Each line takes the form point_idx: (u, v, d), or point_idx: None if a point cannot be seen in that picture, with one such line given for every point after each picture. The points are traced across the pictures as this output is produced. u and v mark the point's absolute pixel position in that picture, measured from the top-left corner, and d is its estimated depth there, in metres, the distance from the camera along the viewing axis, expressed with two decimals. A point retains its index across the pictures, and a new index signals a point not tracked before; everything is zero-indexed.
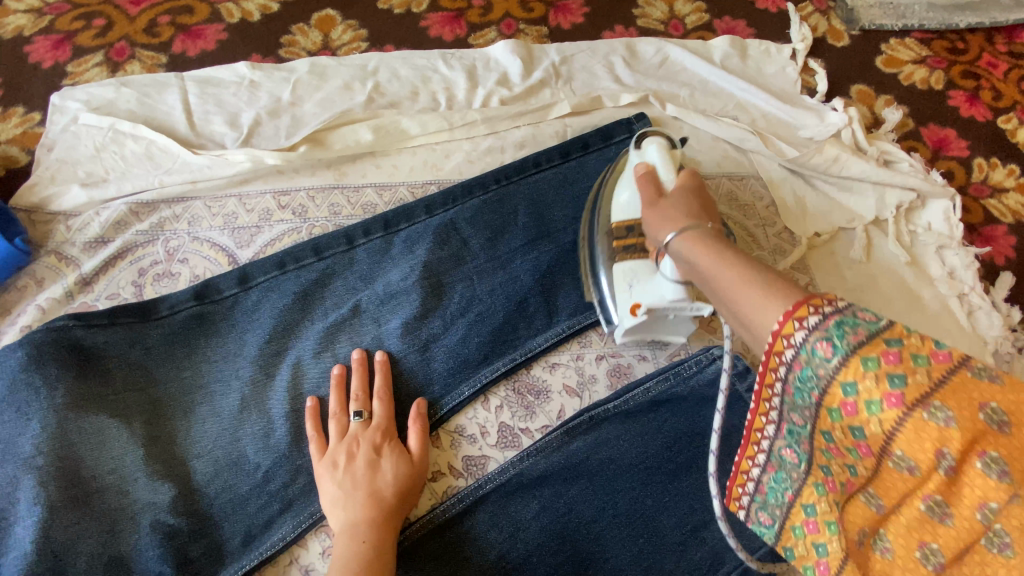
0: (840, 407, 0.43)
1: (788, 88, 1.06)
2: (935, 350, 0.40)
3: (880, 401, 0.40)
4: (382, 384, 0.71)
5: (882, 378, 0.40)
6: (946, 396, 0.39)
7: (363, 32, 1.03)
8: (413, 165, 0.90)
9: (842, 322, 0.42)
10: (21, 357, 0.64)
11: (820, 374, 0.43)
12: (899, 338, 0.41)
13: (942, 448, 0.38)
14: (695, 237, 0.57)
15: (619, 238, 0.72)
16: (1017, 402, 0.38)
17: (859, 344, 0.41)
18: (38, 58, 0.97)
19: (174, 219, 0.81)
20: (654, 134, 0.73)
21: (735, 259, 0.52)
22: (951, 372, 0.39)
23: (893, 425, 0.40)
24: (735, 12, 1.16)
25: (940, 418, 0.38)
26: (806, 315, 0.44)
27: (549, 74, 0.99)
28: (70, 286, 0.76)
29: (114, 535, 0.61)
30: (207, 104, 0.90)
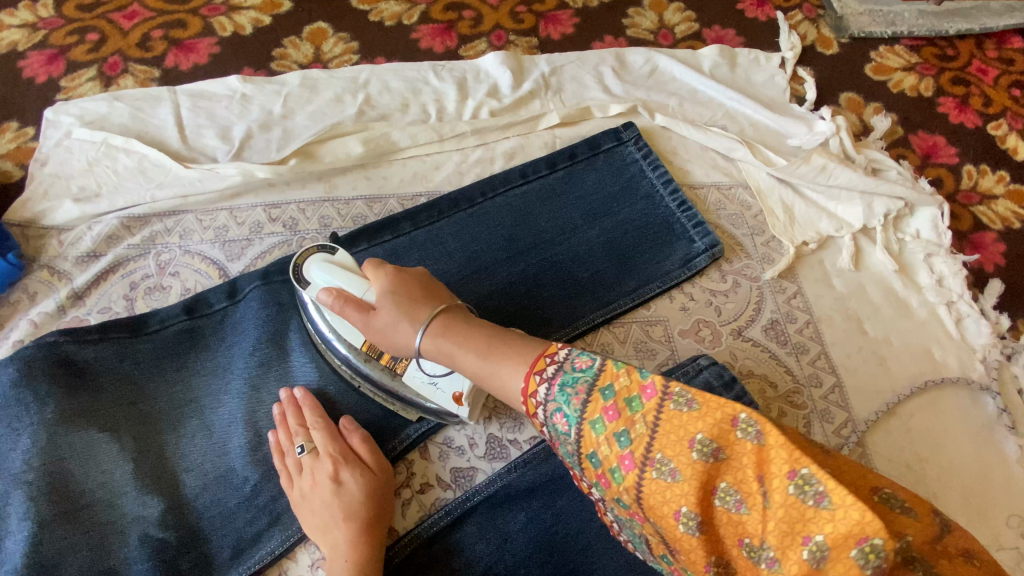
0: (603, 480, 0.49)
1: (777, 97, 1.07)
2: (642, 387, 0.46)
3: (619, 466, 0.46)
4: (319, 412, 0.69)
5: (613, 440, 0.46)
6: (660, 446, 0.43)
7: (354, 45, 1.04)
8: (402, 177, 0.91)
9: (563, 386, 0.50)
10: (12, 373, 0.64)
11: (572, 448, 0.50)
12: (610, 387, 0.47)
13: (681, 506, 0.42)
14: (439, 328, 0.57)
15: (380, 355, 0.67)
16: (724, 425, 0.41)
17: (580, 409, 0.48)
18: (32, 73, 0.98)
19: (166, 233, 0.82)
20: (313, 252, 0.68)
21: (467, 350, 0.56)
22: (658, 409, 0.44)
23: (634, 487, 0.45)
24: (725, 21, 1.17)
25: (666, 472, 0.43)
26: (544, 367, 0.52)
27: (539, 85, 1.00)
28: (62, 300, 0.77)
29: (104, 549, 0.61)
30: (199, 118, 0.91)
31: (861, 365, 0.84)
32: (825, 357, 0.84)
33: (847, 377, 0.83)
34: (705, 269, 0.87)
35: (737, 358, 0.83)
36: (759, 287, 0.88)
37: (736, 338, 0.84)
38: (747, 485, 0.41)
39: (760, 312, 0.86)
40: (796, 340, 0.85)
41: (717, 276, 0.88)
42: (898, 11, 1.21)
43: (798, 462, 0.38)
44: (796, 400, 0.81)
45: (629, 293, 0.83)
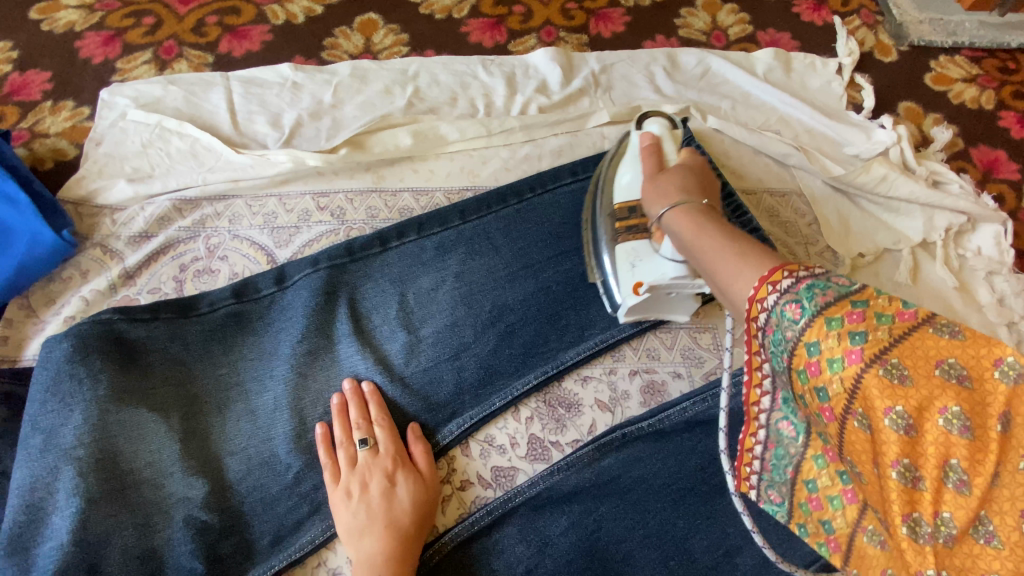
0: (806, 368, 0.43)
1: (833, 104, 1.04)
2: (900, 309, 0.40)
3: (841, 359, 0.40)
4: (380, 410, 0.70)
5: (844, 336, 0.40)
6: (901, 353, 0.39)
7: (404, 37, 1.03)
8: (449, 171, 0.90)
9: (812, 286, 0.43)
10: (66, 348, 0.65)
11: (789, 336, 0.44)
12: (865, 299, 0.41)
13: (896, 406, 0.38)
14: (685, 210, 0.61)
15: (622, 219, 0.75)
16: (978, 360, 0.36)
17: (825, 304, 0.42)
18: (88, 53, 0.99)
19: (216, 217, 0.83)
20: (656, 114, 0.80)
21: (718, 229, 0.56)
22: (912, 330, 0.39)
23: (853, 382, 0.40)
24: (779, 25, 1.14)
25: (895, 374, 0.38)
26: (780, 278, 0.45)
27: (589, 82, 0.98)
28: (114, 279, 0.78)
29: (148, 530, 0.61)
30: (251, 104, 0.91)
31: None
32: None
33: None
34: None
35: None
36: None
37: None
38: (982, 416, 0.36)
39: None
40: None
41: None
42: (960, 21, 1.17)
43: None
44: None
45: None
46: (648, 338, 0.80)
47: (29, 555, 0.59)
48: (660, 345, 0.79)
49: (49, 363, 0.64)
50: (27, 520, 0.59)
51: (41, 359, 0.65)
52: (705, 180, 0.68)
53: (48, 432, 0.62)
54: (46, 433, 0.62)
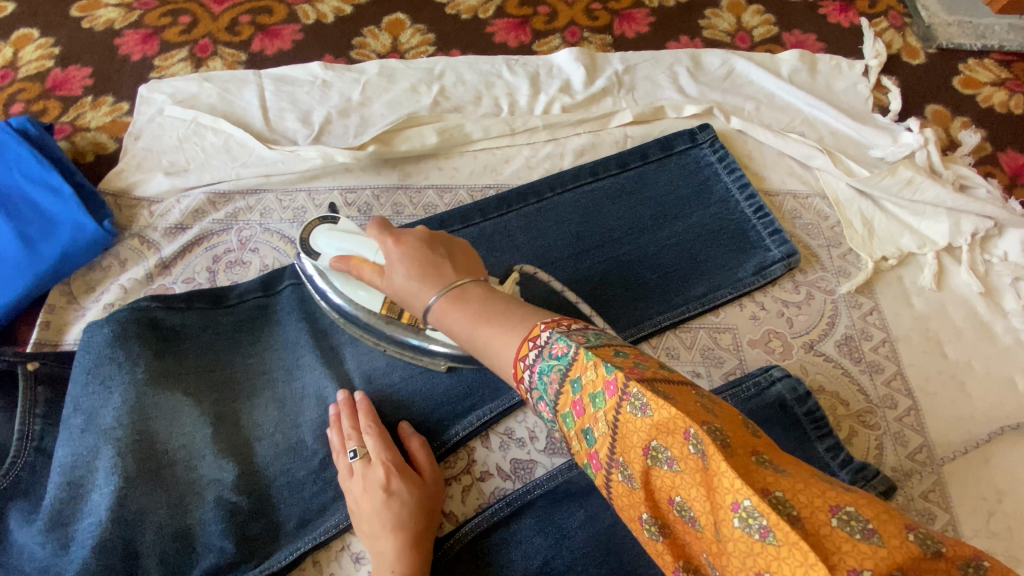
0: (586, 464, 0.44)
1: (859, 106, 1.03)
2: (605, 382, 0.40)
3: (590, 461, 0.43)
4: (372, 419, 0.69)
5: (584, 432, 0.43)
6: (621, 448, 0.39)
7: (430, 37, 1.05)
8: (473, 169, 0.92)
9: (543, 371, 0.45)
10: (108, 333, 0.68)
11: (560, 433, 0.46)
12: (579, 378, 0.42)
13: (642, 512, 0.40)
14: (451, 297, 0.54)
15: (399, 316, 0.68)
16: (674, 437, 0.36)
17: (557, 399, 0.44)
18: (128, 50, 1.02)
19: (247, 210, 0.85)
20: (315, 223, 0.72)
21: (463, 317, 0.53)
22: (616, 410, 0.39)
23: (604, 484, 0.42)
24: (805, 26, 1.14)
25: (626, 476, 0.39)
26: (527, 352, 0.47)
27: (612, 83, 0.99)
28: (151, 268, 0.81)
29: (181, 509, 0.64)
30: (282, 101, 0.94)
31: (939, 390, 0.80)
32: (901, 378, 0.81)
33: (923, 400, 0.79)
34: (778, 279, 0.85)
35: (808, 372, 0.80)
36: (833, 301, 0.85)
37: (807, 352, 0.82)
38: (698, 503, 0.36)
39: (834, 326, 0.83)
40: (870, 358, 0.82)
41: (790, 287, 0.85)
42: (990, 24, 1.15)
43: (740, 493, 0.33)
44: (868, 420, 0.78)
45: (698, 298, 0.81)
46: (667, 337, 0.81)
47: (70, 530, 0.61)
48: (679, 345, 0.80)
49: (89, 347, 0.67)
50: (68, 497, 0.61)
51: (82, 343, 0.68)
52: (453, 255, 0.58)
53: (89, 413, 0.64)
54: (87, 414, 0.64)
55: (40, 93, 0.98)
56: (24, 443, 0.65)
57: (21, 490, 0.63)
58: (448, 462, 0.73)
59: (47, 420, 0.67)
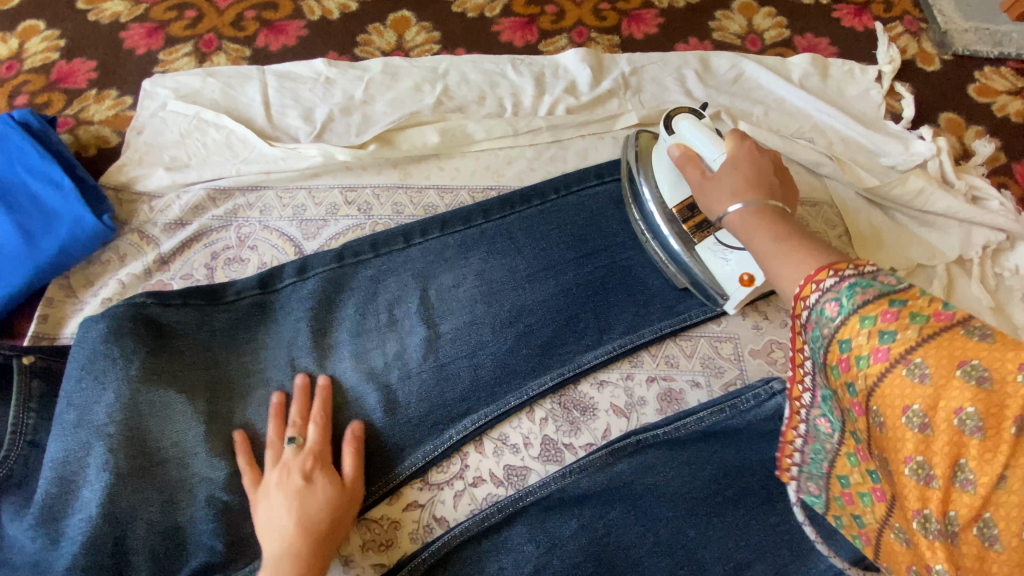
0: (839, 364, 0.43)
1: (871, 112, 1.01)
2: (939, 310, 0.39)
3: (868, 356, 0.40)
4: (320, 409, 0.69)
5: (874, 334, 0.40)
6: (927, 352, 0.37)
7: (436, 35, 1.04)
8: (474, 169, 0.91)
9: (855, 284, 0.43)
10: (101, 329, 0.67)
11: (826, 332, 0.44)
12: (903, 299, 0.40)
13: (910, 405, 0.37)
14: (760, 210, 0.57)
15: (688, 222, 0.75)
16: (1004, 364, 0.34)
17: (863, 302, 0.41)
18: (133, 44, 1.02)
19: (247, 207, 0.85)
20: (682, 112, 0.73)
21: (770, 229, 0.55)
22: (942, 330, 0.38)
23: (876, 379, 0.39)
24: (818, 30, 1.12)
25: (917, 374, 0.37)
26: (842, 269, 0.45)
27: (618, 84, 0.98)
28: (149, 263, 0.80)
29: (172, 506, 0.64)
30: (285, 98, 0.93)
31: None
32: None
33: None
34: None
35: None
36: None
37: None
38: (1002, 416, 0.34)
39: None
40: None
41: None
42: (1007, 31, 1.12)
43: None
44: None
45: (699, 306, 0.80)
46: (667, 345, 0.79)
47: (60, 525, 0.61)
48: (679, 353, 0.79)
49: (84, 343, 0.67)
50: (58, 492, 0.61)
51: (78, 338, 0.68)
52: (776, 177, 0.62)
53: (81, 409, 0.64)
54: (79, 410, 0.64)
55: (46, 85, 0.99)
56: (16, 437, 0.65)
57: (13, 484, 0.63)
58: (441, 467, 0.72)
59: (40, 415, 0.67)
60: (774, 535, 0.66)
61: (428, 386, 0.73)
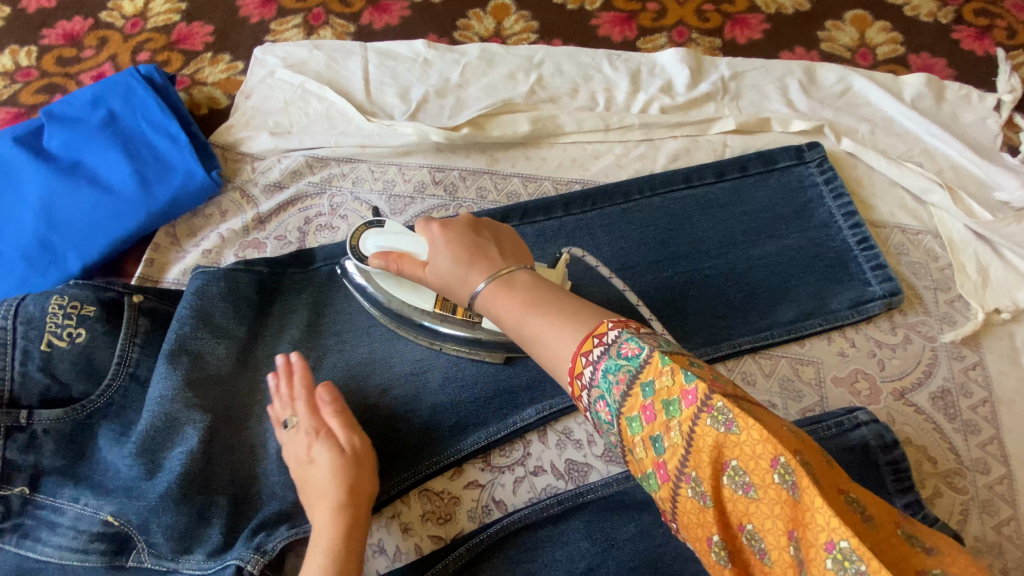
0: (641, 478, 0.43)
1: (989, 142, 0.94)
2: (683, 394, 0.38)
3: (654, 473, 0.40)
4: (300, 386, 0.67)
5: (649, 443, 0.40)
6: (696, 465, 0.37)
7: (534, 24, 1.04)
8: (561, 161, 0.91)
9: (607, 372, 0.43)
10: (223, 287, 0.73)
11: (615, 443, 0.44)
12: (650, 385, 0.40)
13: (710, 534, 0.37)
14: (500, 282, 0.52)
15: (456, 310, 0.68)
16: (758, 463, 0.35)
17: (620, 401, 0.42)
18: (247, 12, 1.07)
19: (341, 177, 0.88)
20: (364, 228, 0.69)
21: (513, 305, 0.51)
22: (693, 421, 0.37)
23: (669, 499, 0.39)
24: (937, 48, 1.05)
25: (700, 494, 0.37)
26: (590, 349, 0.44)
27: (716, 88, 0.95)
28: (248, 221, 0.85)
29: (253, 458, 0.69)
30: (384, 75, 0.96)
31: None
32: (998, 444, 0.73)
33: (1022, 472, 0.72)
34: (874, 317, 0.79)
35: (894, 422, 0.74)
36: (933, 348, 0.79)
37: (896, 400, 0.76)
38: (777, 532, 0.34)
39: (930, 376, 0.77)
40: (967, 418, 0.75)
41: (886, 328, 0.79)
42: None
43: (836, 532, 0.32)
44: (956, 483, 0.71)
45: (784, 324, 0.77)
46: (745, 362, 0.77)
47: (158, 458, 0.65)
48: (757, 371, 0.76)
49: (203, 295, 0.71)
50: (159, 427, 0.65)
51: (196, 289, 0.72)
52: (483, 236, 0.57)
53: (193, 355, 0.69)
54: (191, 355, 0.69)
55: (166, 44, 1.05)
56: (120, 368, 0.69)
57: (113, 411, 0.68)
58: (504, 451, 0.72)
59: (143, 350, 0.71)
60: None
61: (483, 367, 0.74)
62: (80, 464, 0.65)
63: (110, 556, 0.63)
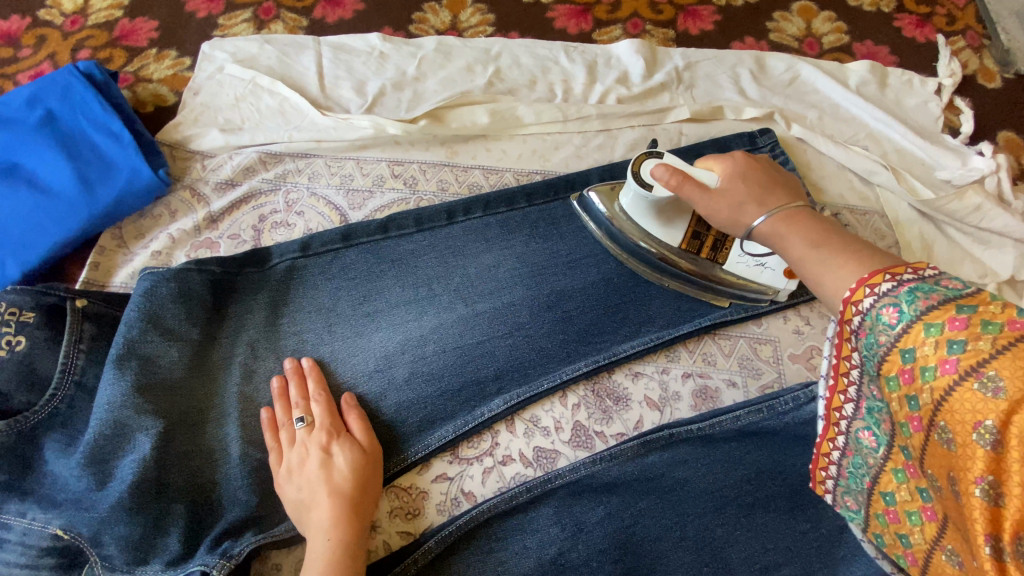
0: (900, 375, 0.42)
1: (928, 125, 0.98)
2: (1013, 318, 0.37)
3: (934, 368, 0.39)
4: (318, 387, 0.69)
5: (941, 344, 0.39)
6: (1001, 363, 0.36)
7: (490, 17, 1.04)
8: (522, 152, 0.91)
9: (915, 288, 0.42)
10: (173, 288, 0.70)
11: (883, 341, 0.43)
12: (974, 306, 0.39)
13: (984, 420, 0.37)
14: (787, 216, 0.56)
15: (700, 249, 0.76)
16: None
17: (926, 309, 0.41)
18: (194, 7, 1.03)
19: (296, 173, 0.86)
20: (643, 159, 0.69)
21: (802, 237, 0.54)
22: (1018, 340, 0.36)
23: (943, 392, 0.39)
24: (878, 37, 1.09)
25: (990, 387, 0.36)
26: (900, 273, 0.44)
27: (671, 78, 0.97)
28: (198, 221, 0.82)
29: (211, 463, 0.66)
30: (339, 70, 0.94)
31: None
32: None
33: None
34: None
35: None
36: None
37: None
38: None
39: None
40: None
41: None
42: None
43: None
44: None
45: (741, 304, 0.79)
46: (705, 343, 0.78)
47: (108, 467, 0.62)
48: (717, 351, 0.78)
49: (151, 297, 0.68)
50: (110, 436, 0.62)
51: (144, 290, 0.69)
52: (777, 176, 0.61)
53: (144, 359, 0.66)
54: (142, 359, 0.65)
55: (107, 41, 1.01)
56: (64, 377, 0.66)
57: (58, 422, 0.65)
58: (471, 442, 0.72)
59: (89, 357, 0.68)
60: (804, 542, 0.66)
61: (452, 359, 0.73)
62: (26, 477, 0.62)
63: (63, 569, 0.60)
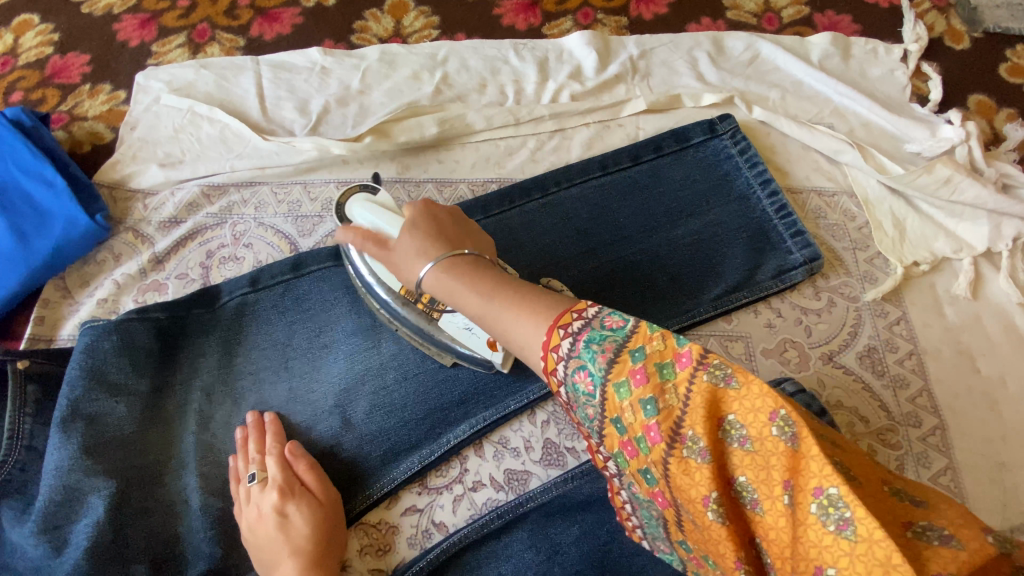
0: (625, 448, 0.42)
1: (895, 95, 0.95)
2: (676, 355, 0.39)
3: (645, 438, 0.39)
4: (274, 440, 0.67)
5: (638, 407, 0.39)
6: (692, 423, 0.37)
7: (435, 20, 1.00)
8: (474, 161, 0.87)
9: (590, 341, 0.43)
10: (116, 341, 0.67)
11: (593, 412, 0.44)
12: (643, 348, 0.41)
13: (707, 492, 0.37)
14: (445, 273, 0.53)
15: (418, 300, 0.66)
16: (757, 416, 0.36)
17: (609, 367, 0.41)
18: (126, 36, 0.99)
19: (242, 204, 0.83)
20: (355, 192, 0.67)
21: (475, 292, 0.51)
22: (689, 381, 0.38)
23: (661, 461, 0.39)
24: (839, 5, 1.05)
25: (695, 451, 0.37)
26: (571, 321, 0.45)
27: (625, 69, 0.93)
28: (144, 263, 0.79)
29: (172, 517, 0.64)
30: (279, 89, 0.91)
31: (971, 409, 0.74)
32: (927, 395, 0.75)
33: (952, 420, 0.73)
34: (798, 285, 0.80)
35: (825, 386, 0.75)
36: (857, 309, 0.79)
37: (825, 364, 0.77)
38: (769, 486, 0.35)
39: (856, 337, 0.78)
40: (894, 372, 0.76)
41: (810, 294, 0.80)
42: None
43: (827, 480, 0.33)
44: (889, 439, 0.72)
45: (710, 300, 0.76)
46: None
47: (63, 534, 0.60)
48: None
49: (93, 353, 0.66)
50: (59, 502, 0.60)
51: (85, 346, 0.66)
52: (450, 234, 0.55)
53: (90, 418, 0.63)
54: (88, 419, 0.63)
55: (39, 80, 0.97)
56: (12, 443, 0.63)
57: (12, 489, 0.63)
58: (440, 471, 0.70)
59: (37, 419, 0.65)
60: None
61: (413, 388, 0.71)
62: None
63: None
